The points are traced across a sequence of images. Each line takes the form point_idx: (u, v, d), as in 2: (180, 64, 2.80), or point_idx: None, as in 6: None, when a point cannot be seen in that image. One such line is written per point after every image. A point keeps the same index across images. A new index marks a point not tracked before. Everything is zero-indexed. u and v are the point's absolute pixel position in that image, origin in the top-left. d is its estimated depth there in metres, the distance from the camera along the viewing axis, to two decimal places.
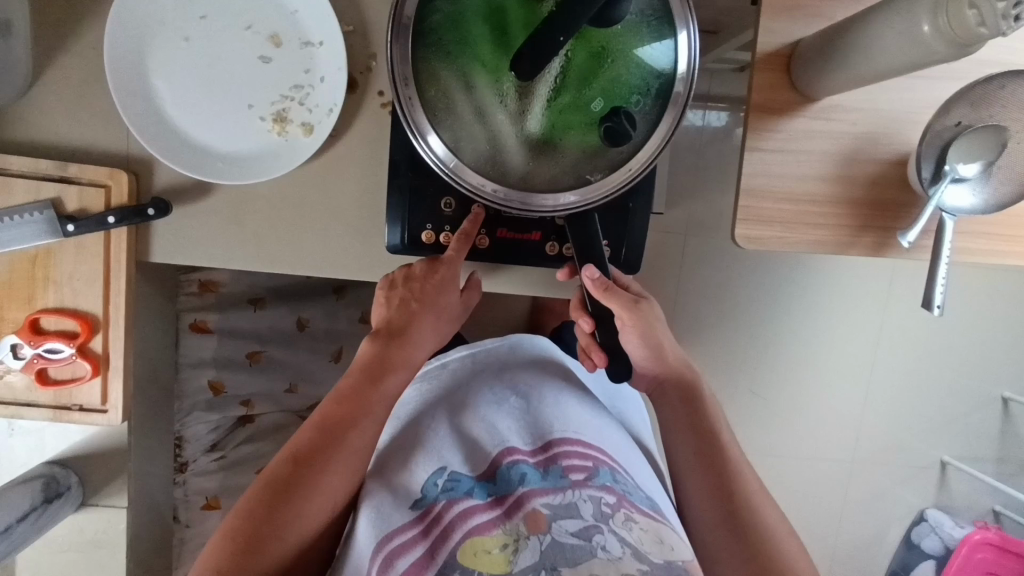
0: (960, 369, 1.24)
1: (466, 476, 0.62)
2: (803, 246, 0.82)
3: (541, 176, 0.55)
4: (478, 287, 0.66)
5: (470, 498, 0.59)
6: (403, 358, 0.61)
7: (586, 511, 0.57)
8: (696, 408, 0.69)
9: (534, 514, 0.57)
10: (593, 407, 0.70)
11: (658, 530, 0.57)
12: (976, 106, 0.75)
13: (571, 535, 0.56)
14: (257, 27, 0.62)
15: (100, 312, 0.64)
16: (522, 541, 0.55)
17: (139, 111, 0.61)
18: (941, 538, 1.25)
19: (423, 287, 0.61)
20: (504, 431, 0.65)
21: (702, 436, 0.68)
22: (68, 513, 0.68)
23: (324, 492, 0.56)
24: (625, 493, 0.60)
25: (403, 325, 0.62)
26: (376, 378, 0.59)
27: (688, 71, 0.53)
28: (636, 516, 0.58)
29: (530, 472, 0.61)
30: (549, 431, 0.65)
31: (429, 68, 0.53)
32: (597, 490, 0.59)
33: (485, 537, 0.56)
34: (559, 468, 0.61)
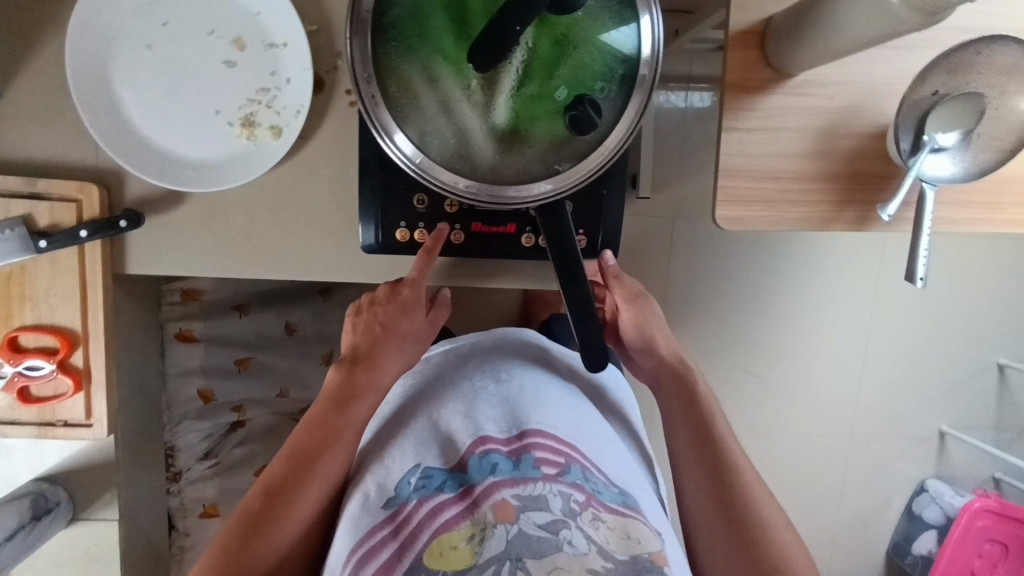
0: (953, 338, 1.24)
1: (439, 470, 0.61)
2: (785, 224, 0.82)
3: (510, 168, 0.55)
4: (447, 304, 0.69)
5: (441, 493, 0.58)
6: (371, 382, 0.64)
7: (555, 505, 0.56)
8: (693, 397, 0.72)
9: (501, 504, 0.56)
10: (572, 401, 0.69)
11: (625, 526, 0.57)
12: (951, 72, 0.73)
13: (539, 528, 0.54)
14: (219, 31, 0.61)
15: (78, 327, 0.63)
16: (488, 530, 0.54)
17: (104, 122, 0.60)
18: (942, 507, 1.26)
19: (387, 310, 0.65)
20: (480, 422, 0.64)
21: (701, 426, 0.70)
22: (59, 528, 0.68)
23: (297, 520, 0.58)
24: (594, 491, 0.59)
25: (371, 351, 0.65)
26: (342, 405, 0.62)
27: (652, 56, 0.52)
28: (604, 514, 0.57)
29: (501, 462, 0.60)
30: (525, 420, 0.64)
31: (390, 64, 0.52)
32: (567, 486, 0.58)
33: (452, 533, 0.55)
34: (531, 458, 0.60)
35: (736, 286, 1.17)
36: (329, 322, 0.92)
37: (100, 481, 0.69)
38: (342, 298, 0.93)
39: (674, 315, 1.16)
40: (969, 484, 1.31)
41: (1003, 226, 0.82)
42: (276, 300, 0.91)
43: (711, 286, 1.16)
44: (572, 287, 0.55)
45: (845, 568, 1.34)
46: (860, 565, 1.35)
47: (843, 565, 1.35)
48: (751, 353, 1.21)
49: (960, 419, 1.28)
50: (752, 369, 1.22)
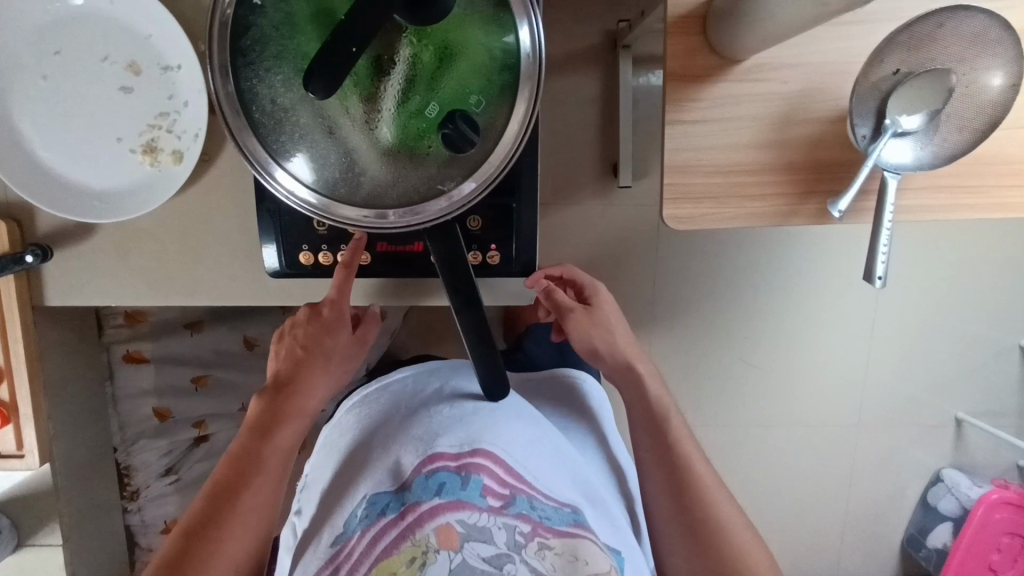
0: (962, 321, 1.15)
1: (385, 493, 0.61)
2: (741, 219, 0.77)
3: (392, 190, 0.52)
4: (376, 320, 0.65)
5: (385, 517, 0.59)
6: (296, 408, 0.60)
7: (499, 538, 0.57)
8: (646, 394, 0.70)
9: (445, 529, 0.57)
10: (527, 417, 0.69)
11: (573, 547, 0.58)
12: (913, 48, 0.67)
13: (482, 560, 0.56)
14: (112, 57, 0.60)
15: (1, 361, 0.64)
16: (429, 555, 0.56)
17: (4, 157, 0.59)
18: (958, 499, 1.18)
19: (306, 331, 0.62)
20: (430, 439, 0.65)
21: (657, 428, 0.68)
22: (5, 555, 0.69)
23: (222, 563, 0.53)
24: (542, 519, 0.60)
25: (294, 374, 0.61)
26: (265, 432, 0.58)
27: (533, 65, 0.48)
28: (550, 541, 0.59)
29: (449, 480, 0.61)
30: (476, 439, 0.64)
31: (258, 92, 0.49)
32: (512, 518, 0.59)
33: (393, 558, 0.57)
34: (479, 482, 0.61)
35: (719, 277, 1.11)
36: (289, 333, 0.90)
37: (40, 509, 0.70)
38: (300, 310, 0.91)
39: (652, 311, 1.11)
40: (988, 474, 1.23)
41: (996, 207, 0.74)
42: (231, 316, 0.90)
43: (687, 277, 1.11)
44: (467, 313, 0.52)
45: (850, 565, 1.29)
46: (866, 562, 1.29)
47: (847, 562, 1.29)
48: (738, 346, 1.15)
49: (972, 408, 1.20)
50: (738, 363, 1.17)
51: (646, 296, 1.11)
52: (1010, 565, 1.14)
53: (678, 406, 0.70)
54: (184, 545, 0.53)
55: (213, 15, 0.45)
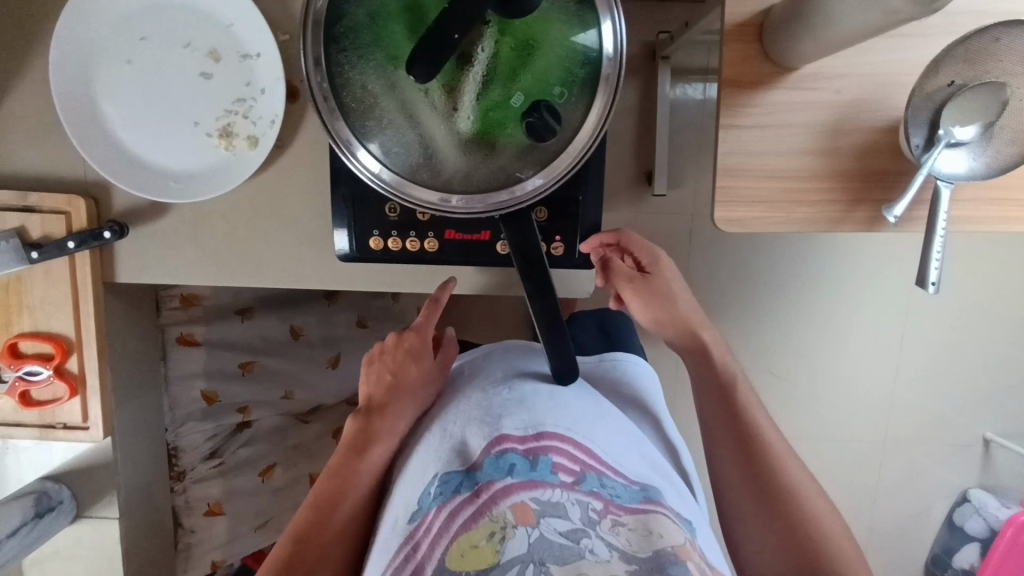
0: (997, 340, 1.15)
1: (456, 472, 0.59)
2: (789, 224, 0.78)
3: (470, 177, 0.53)
4: (454, 343, 0.73)
5: (459, 496, 0.57)
6: (384, 429, 0.64)
7: (574, 514, 0.56)
8: (716, 366, 0.69)
9: (522, 507, 0.55)
10: (589, 397, 0.65)
11: (646, 523, 0.56)
12: (969, 61, 0.68)
13: (560, 535, 0.54)
14: (196, 44, 0.62)
15: (72, 334, 0.66)
16: (509, 530, 0.54)
17: (88, 136, 0.62)
18: (986, 519, 1.17)
19: (395, 359, 0.67)
20: (494, 419, 0.61)
21: (730, 400, 0.67)
22: (63, 525, 0.71)
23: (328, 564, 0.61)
24: (612, 496, 0.58)
25: (383, 399, 0.66)
26: (360, 452, 0.63)
27: (614, 58, 0.50)
28: (623, 518, 0.57)
29: (519, 462, 0.58)
30: (542, 421, 0.60)
31: (347, 77, 0.51)
32: (584, 495, 0.57)
33: (472, 532, 0.55)
34: (549, 461, 0.58)
35: (752, 285, 1.13)
36: (335, 325, 0.96)
37: (101, 483, 0.72)
38: (347, 300, 0.98)
39: None
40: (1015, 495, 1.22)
41: None
42: (280, 304, 0.94)
43: (722, 284, 1.12)
44: (537, 299, 0.54)
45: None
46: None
47: None
48: (769, 354, 1.16)
49: (1001, 428, 1.19)
50: (768, 373, 1.18)
51: None
52: None
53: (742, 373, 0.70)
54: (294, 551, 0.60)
55: (307, 13, 0.48)
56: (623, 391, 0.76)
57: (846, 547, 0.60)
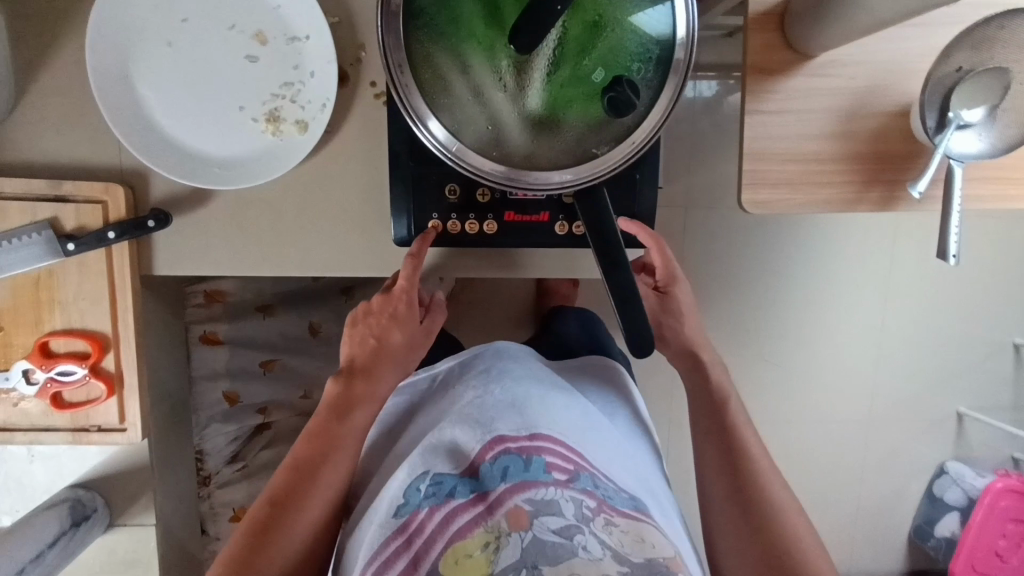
0: (975, 318, 1.23)
1: (450, 475, 0.60)
2: (809, 205, 0.81)
3: (544, 154, 0.54)
4: (442, 308, 0.68)
5: (454, 498, 0.58)
6: (368, 393, 0.63)
7: (568, 511, 0.56)
8: (710, 385, 0.72)
9: (515, 510, 0.55)
10: (578, 409, 0.68)
11: (638, 529, 0.57)
12: (975, 48, 0.72)
13: (552, 533, 0.54)
14: (240, 26, 0.60)
15: (109, 331, 0.63)
16: (503, 538, 0.54)
17: (126, 121, 0.59)
18: (963, 488, 1.25)
19: (380, 323, 0.64)
20: (491, 421, 0.63)
21: (723, 420, 0.70)
22: (97, 535, 0.68)
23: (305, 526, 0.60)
24: (605, 497, 0.59)
25: (367, 361, 0.64)
26: (342, 416, 0.62)
27: (688, 37, 0.51)
28: (616, 519, 0.57)
29: (512, 464, 0.59)
30: (536, 424, 0.63)
31: (425, 53, 0.52)
32: (578, 493, 0.57)
33: (467, 541, 0.55)
34: (542, 462, 0.60)
35: (753, 272, 1.16)
36: None
37: (133, 487, 0.69)
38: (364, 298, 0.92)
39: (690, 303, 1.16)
40: (989, 465, 1.29)
41: None
42: (298, 302, 0.91)
43: (721, 271, 1.15)
44: (613, 273, 0.54)
45: (868, 554, 1.33)
46: (883, 551, 1.33)
47: (861, 554, 1.33)
48: (766, 339, 1.20)
49: (974, 403, 1.26)
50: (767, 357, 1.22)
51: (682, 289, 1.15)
52: (1013, 551, 1.22)
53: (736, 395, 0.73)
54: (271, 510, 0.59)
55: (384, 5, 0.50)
56: (607, 390, 0.78)
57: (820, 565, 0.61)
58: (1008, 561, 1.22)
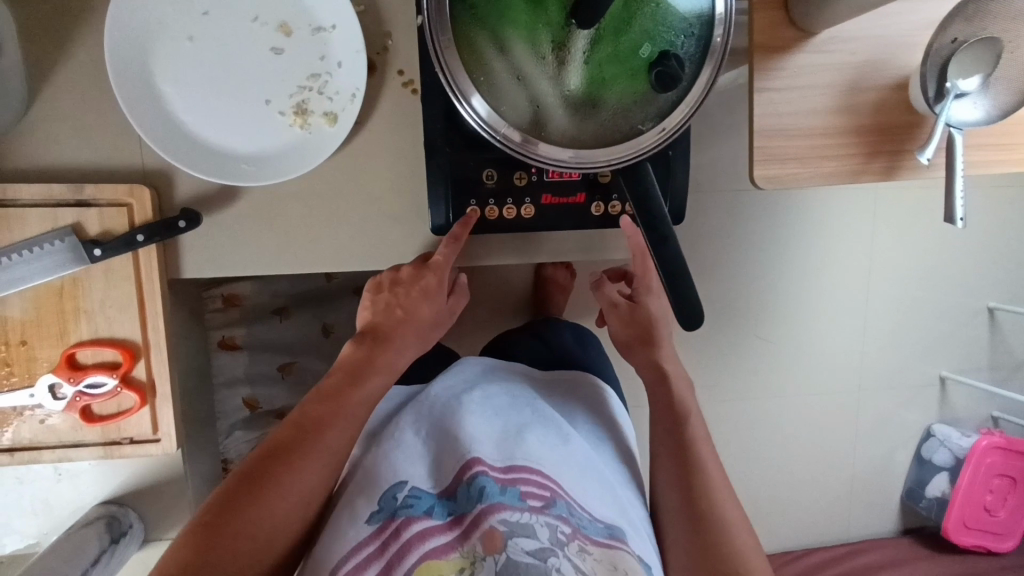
0: (957, 284, 1.28)
1: (427, 492, 0.60)
2: (818, 178, 0.83)
3: (587, 132, 0.54)
4: (465, 291, 0.69)
5: (429, 518, 0.58)
6: (386, 363, 0.60)
7: (542, 534, 0.57)
8: (673, 399, 0.71)
9: (490, 533, 0.56)
10: (555, 424, 0.68)
11: (612, 558, 0.58)
12: (970, 19, 0.74)
13: (527, 554, 0.55)
14: (264, 17, 0.59)
15: (139, 338, 0.60)
16: (478, 563, 0.55)
17: (151, 119, 0.57)
18: (951, 450, 1.30)
19: (409, 294, 0.62)
20: (471, 439, 0.63)
21: (676, 431, 0.69)
22: (134, 550, 0.66)
23: (298, 492, 0.52)
24: (580, 525, 0.60)
25: (391, 330, 0.61)
26: (357, 378, 0.57)
27: (728, 10, 0.51)
28: (590, 547, 0.59)
29: (490, 485, 0.59)
30: (514, 452, 0.63)
31: (467, 35, 0.52)
32: (554, 519, 0.58)
33: (440, 561, 0.56)
34: (517, 489, 0.60)
35: (752, 250, 1.18)
36: None
37: (164, 502, 0.67)
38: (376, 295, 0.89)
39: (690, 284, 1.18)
40: (972, 425, 1.36)
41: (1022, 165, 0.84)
42: (314, 302, 0.89)
43: (720, 252, 1.17)
44: (661, 247, 0.54)
45: (867, 520, 1.37)
46: (881, 515, 1.38)
47: (862, 519, 1.37)
48: (763, 316, 1.23)
49: (955, 366, 1.32)
50: (766, 334, 1.24)
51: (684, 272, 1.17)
52: (1000, 505, 1.29)
53: (700, 411, 0.71)
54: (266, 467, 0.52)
55: None
56: (582, 403, 0.77)
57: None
58: (995, 515, 1.30)
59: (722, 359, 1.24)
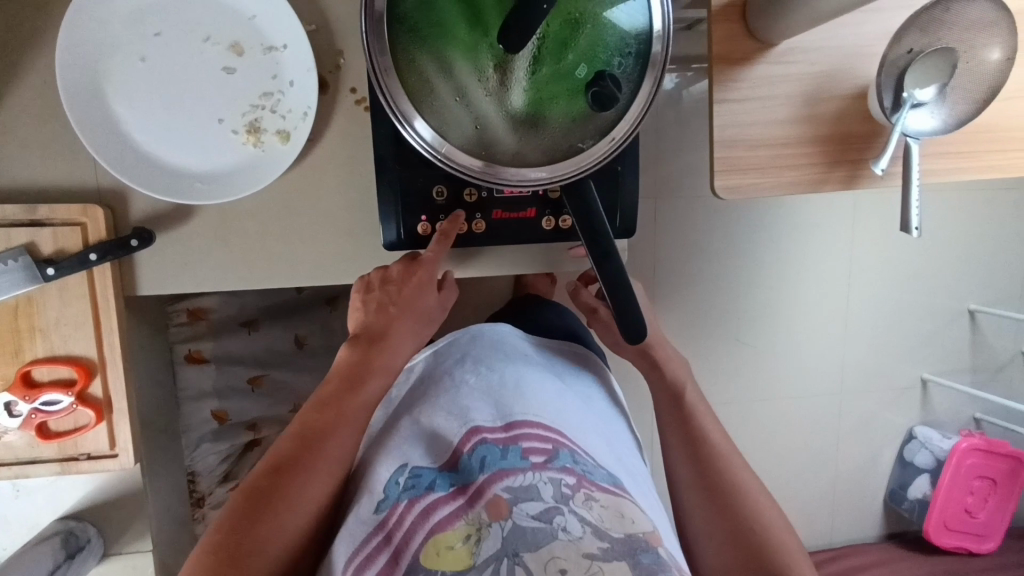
0: (935, 288, 1.28)
1: (428, 468, 0.60)
2: (780, 188, 0.81)
3: (532, 149, 0.55)
4: (455, 285, 0.68)
5: (433, 491, 0.57)
6: (381, 364, 0.62)
7: (546, 493, 0.56)
8: (667, 381, 0.76)
9: (495, 501, 0.55)
10: (553, 388, 0.69)
11: (618, 504, 0.57)
12: (926, 29, 0.72)
13: (531, 518, 0.54)
14: (216, 38, 0.59)
15: (95, 355, 0.61)
16: (484, 529, 0.53)
17: (104, 139, 0.58)
18: (932, 451, 1.29)
19: (402, 292, 0.63)
20: (468, 411, 0.64)
21: (683, 412, 0.73)
22: (92, 566, 0.67)
23: (309, 501, 0.55)
24: (585, 473, 0.59)
25: (384, 328, 0.63)
26: (355, 383, 0.60)
27: (664, 29, 0.53)
28: (596, 494, 0.57)
29: (490, 453, 0.59)
30: (511, 411, 0.63)
31: (407, 56, 0.52)
32: (557, 472, 0.58)
33: (447, 532, 0.54)
34: (519, 448, 0.60)
35: (726, 258, 1.17)
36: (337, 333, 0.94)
37: (125, 515, 0.68)
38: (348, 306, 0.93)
39: (668, 291, 1.17)
40: (954, 427, 1.35)
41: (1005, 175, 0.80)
42: (285, 314, 0.91)
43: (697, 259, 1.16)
44: (604, 263, 0.56)
45: (849, 523, 1.37)
46: (862, 518, 1.38)
47: (843, 522, 1.37)
48: (744, 321, 1.21)
49: (936, 368, 1.32)
50: (745, 338, 1.22)
51: (656, 280, 1.15)
52: (981, 507, 1.29)
53: (695, 388, 0.77)
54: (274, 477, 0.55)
55: (368, 9, 0.49)
56: (584, 371, 0.78)
57: (783, 541, 0.63)
58: (976, 516, 1.30)
59: (704, 365, 1.22)
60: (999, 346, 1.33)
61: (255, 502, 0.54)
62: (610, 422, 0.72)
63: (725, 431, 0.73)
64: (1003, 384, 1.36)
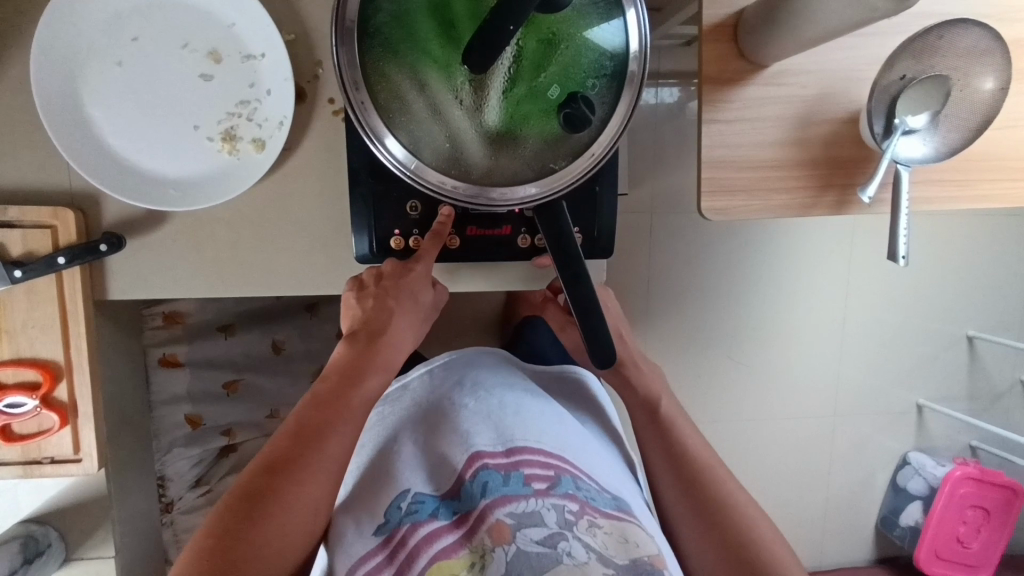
0: (936, 312, 1.23)
1: (430, 496, 0.59)
2: (767, 213, 0.72)
3: (503, 168, 0.54)
4: (445, 289, 0.66)
5: (435, 520, 0.57)
6: (379, 362, 0.60)
7: (549, 519, 0.55)
8: (642, 393, 0.70)
9: (498, 526, 0.54)
10: (553, 415, 0.67)
11: (621, 530, 0.56)
12: (918, 57, 0.66)
13: (536, 544, 0.53)
14: (194, 44, 0.59)
15: (61, 358, 0.62)
16: (487, 556, 0.53)
17: (76, 144, 0.57)
18: (926, 478, 1.24)
19: (395, 290, 0.60)
20: (470, 438, 0.62)
21: (662, 427, 0.69)
22: (53, 568, 0.76)
23: (306, 502, 0.52)
24: (588, 499, 0.58)
25: (381, 326, 0.60)
26: (353, 381, 0.58)
27: (641, 50, 0.52)
28: (599, 520, 0.56)
29: (492, 479, 0.58)
30: (513, 436, 0.62)
31: (379, 71, 0.51)
32: (560, 499, 0.56)
33: (451, 560, 0.54)
34: (520, 474, 0.59)
35: (713, 278, 1.14)
36: (315, 338, 0.98)
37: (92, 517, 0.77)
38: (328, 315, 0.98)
39: (654, 307, 1.14)
40: (948, 454, 1.30)
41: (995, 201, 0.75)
42: (262, 320, 0.96)
43: (688, 274, 1.13)
44: (574, 284, 0.55)
45: (840, 551, 1.32)
46: (852, 547, 1.32)
47: (831, 548, 1.31)
48: (735, 337, 1.17)
49: (932, 394, 1.27)
50: (734, 356, 1.18)
51: (642, 297, 1.13)
52: (974, 537, 1.22)
53: (671, 397, 0.72)
54: (267, 477, 0.52)
55: (337, 20, 0.49)
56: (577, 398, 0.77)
57: (778, 553, 0.59)
58: (968, 547, 1.22)
59: (693, 384, 1.18)
60: (999, 374, 1.28)
61: (247, 502, 0.50)
62: (609, 449, 0.71)
63: (706, 440, 0.69)
64: (1000, 414, 1.30)
